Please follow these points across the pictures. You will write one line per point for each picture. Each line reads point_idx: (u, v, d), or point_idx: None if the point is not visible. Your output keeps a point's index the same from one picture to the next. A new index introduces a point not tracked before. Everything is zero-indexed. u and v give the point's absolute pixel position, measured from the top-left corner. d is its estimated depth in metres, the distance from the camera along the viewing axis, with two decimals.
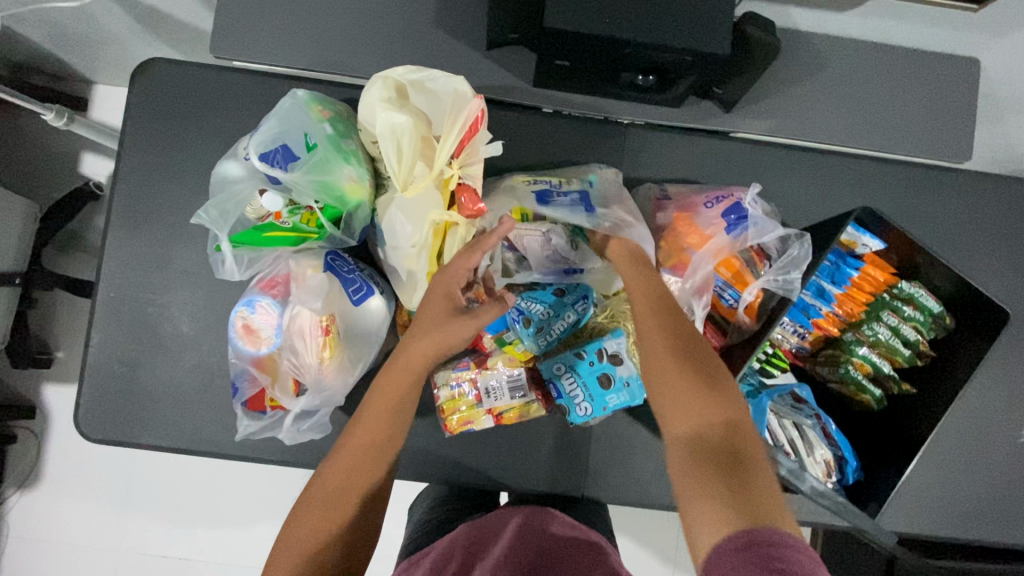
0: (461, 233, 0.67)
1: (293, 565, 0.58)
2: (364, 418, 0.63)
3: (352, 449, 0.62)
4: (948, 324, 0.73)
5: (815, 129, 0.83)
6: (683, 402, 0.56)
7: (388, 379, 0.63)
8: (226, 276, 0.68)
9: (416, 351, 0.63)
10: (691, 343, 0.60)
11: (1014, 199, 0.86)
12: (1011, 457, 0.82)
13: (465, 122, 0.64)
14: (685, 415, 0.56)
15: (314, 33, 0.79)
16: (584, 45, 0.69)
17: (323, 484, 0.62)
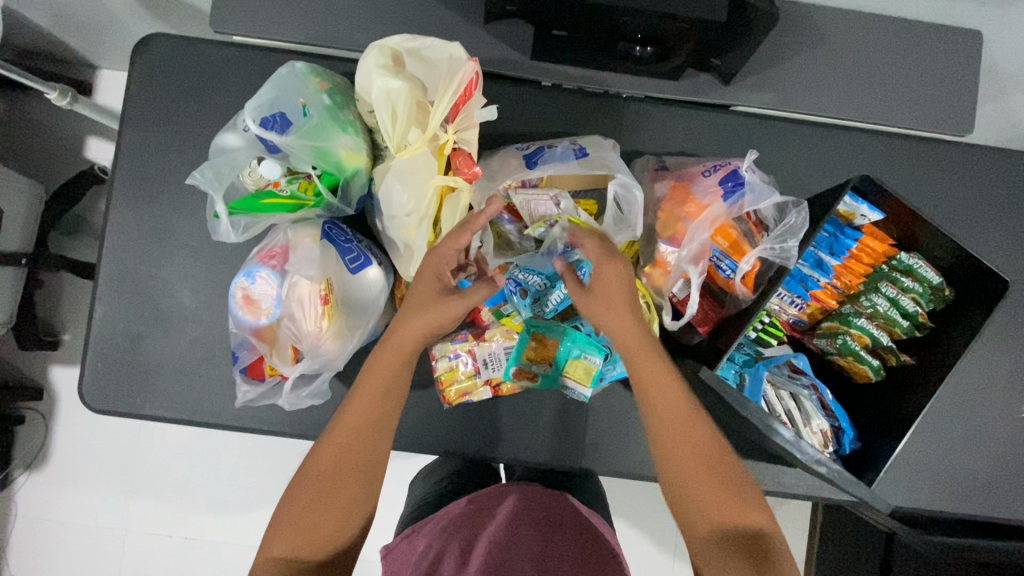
0: (459, 201, 0.66)
1: (291, 541, 0.60)
2: (356, 398, 0.64)
3: (344, 430, 0.63)
4: (948, 295, 0.73)
5: (815, 102, 0.82)
6: (701, 510, 0.61)
7: (379, 362, 0.65)
8: (222, 239, 0.68)
9: (408, 330, 0.64)
10: (687, 428, 0.63)
11: (1020, 173, 0.85)
12: (1010, 431, 0.82)
13: (461, 84, 0.61)
14: (700, 515, 0.61)
15: (308, 8, 0.79)
16: (580, 13, 0.68)
17: (315, 464, 0.63)
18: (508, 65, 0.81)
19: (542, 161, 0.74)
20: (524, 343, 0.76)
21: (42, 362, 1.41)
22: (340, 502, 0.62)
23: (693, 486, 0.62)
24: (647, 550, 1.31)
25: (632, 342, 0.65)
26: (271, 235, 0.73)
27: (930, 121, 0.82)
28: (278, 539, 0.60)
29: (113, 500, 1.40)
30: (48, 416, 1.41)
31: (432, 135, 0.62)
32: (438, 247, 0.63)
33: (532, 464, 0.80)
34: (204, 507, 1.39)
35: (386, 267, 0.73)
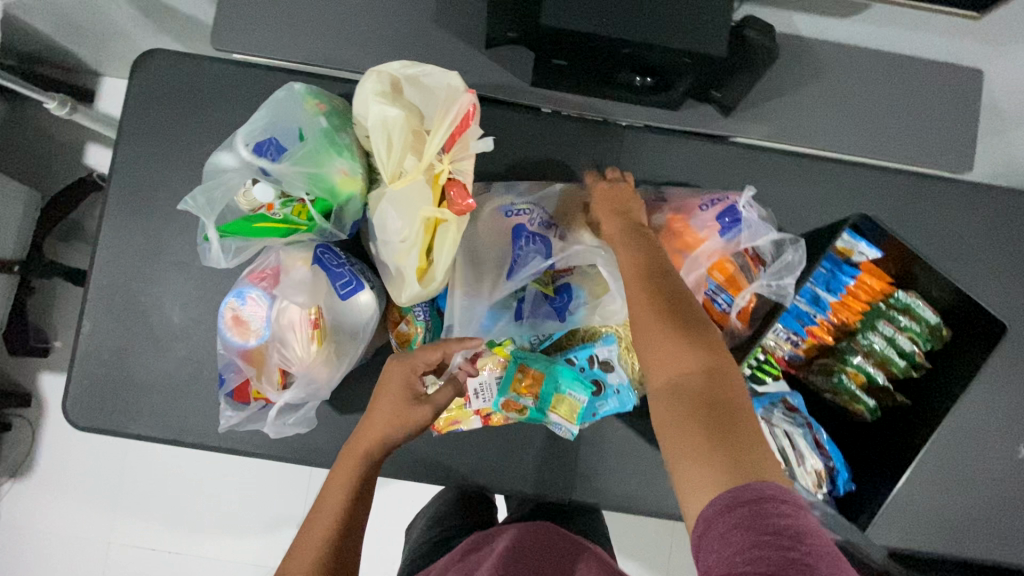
0: (456, 233, 0.63)
1: None
2: (331, 489, 0.65)
3: (319, 522, 0.63)
4: (944, 335, 0.72)
5: (812, 135, 0.82)
6: (666, 353, 0.56)
7: (348, 457, 0.67)
8: (212, 264, 0.66)
9: (374, 433, 0.67)
10: (661, 291, 0.59)
11: (1019, 210, 0.84)
12: (1005, 471, 0.81)
13: (458, 115, 0.61)
14: (666, 359, 0.56)
15: (312, 29, 0.79)
16: (582, 44, 0.69)
17: (293, 566, 0.61)
18: (509, 91, 0.82)
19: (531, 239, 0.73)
20: (510, 374, 0.73)
21: (33, 369, 1.40)
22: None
23: (660, 354, 0.56)
24: None
25: (620, 235, 0.67)
26: (262, 256, 0.72)
27: (931, 157, 0.82)
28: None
29: (96, 511, 1.38)
30: (36, 423, 1.40)
31: (428, 164, 0.61)
32: (414, 352, 0.68)
33: (521, 495, 0.79)
34: (189, 521, 1.37)
35: (378, 290, 0.72)
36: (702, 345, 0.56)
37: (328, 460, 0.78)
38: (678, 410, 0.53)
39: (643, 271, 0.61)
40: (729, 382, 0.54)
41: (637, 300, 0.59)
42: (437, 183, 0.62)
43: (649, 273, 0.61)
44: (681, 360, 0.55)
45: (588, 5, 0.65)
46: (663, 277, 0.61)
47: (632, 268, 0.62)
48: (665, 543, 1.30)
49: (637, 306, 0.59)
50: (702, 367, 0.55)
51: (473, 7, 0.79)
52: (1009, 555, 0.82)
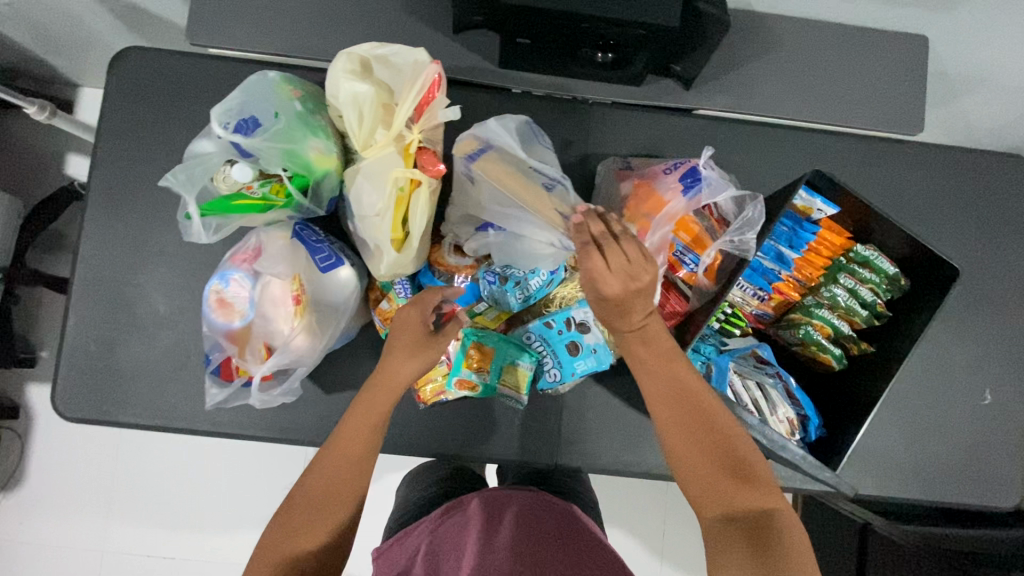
0: (427, 198, 0.65)
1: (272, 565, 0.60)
2: (348, 424, 0.67)
3: (335, 453, 0.66)
4: (904, 285, 0.76)
5: (770, 103, 0.86)
6: (703, 470, 0.63)
7: (371, 393, 0.67)
8: (193, 238, 0.68)
9: (398, 370, 0.67)
10: (697, 404, 0.65)
11: (967, 165, 0.89)
12: (964, 412, 0.86)
13: (423, 84, 0.63)
14: (713, 490, 0.62)
15: (285, 21, 0.82)
16: (543, 21, 0.72)
17: (307, 487, 0.64)
18: (479, 73, 0.85)
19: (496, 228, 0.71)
20: (465, 350, 0.76)
21: (20, 381, 1.40)
22: (332, 515, 0.63)
23: (697, 469, 0.63)
24: (632, 552, 1.31)
25: (634, 338, 0.65)
26: (244, 240, 0.74)
27: (883, 121, 0.86)
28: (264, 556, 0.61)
29: (89, 519, 1.37)
30: (25, 435, 1.39)
31: (398, 133, 0.64)
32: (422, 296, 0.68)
33: (509, 462, 0.81)
34: (184, 524, 1.37)
35: (358, 267, 0.74)
36: (738, 464, 0.63)
37: (318, 438, 0.80)
38: (725, 534, 0.61)
39: (685, 393, 0.65)
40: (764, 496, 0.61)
41: (670, 414, 0.65)
42: (408, 152, 0.64)
43: (684, 379, 0.65)
44: (729, 491, 0.62)
45: None
46: (705, 400, 0.65)
47: (669, 384, 0.65)
48: (658, 518, 1.32)
49: (682, 432, 0.64)
50: (737, 487, 0.62)
51: None
52: (976, 494, 0.86)
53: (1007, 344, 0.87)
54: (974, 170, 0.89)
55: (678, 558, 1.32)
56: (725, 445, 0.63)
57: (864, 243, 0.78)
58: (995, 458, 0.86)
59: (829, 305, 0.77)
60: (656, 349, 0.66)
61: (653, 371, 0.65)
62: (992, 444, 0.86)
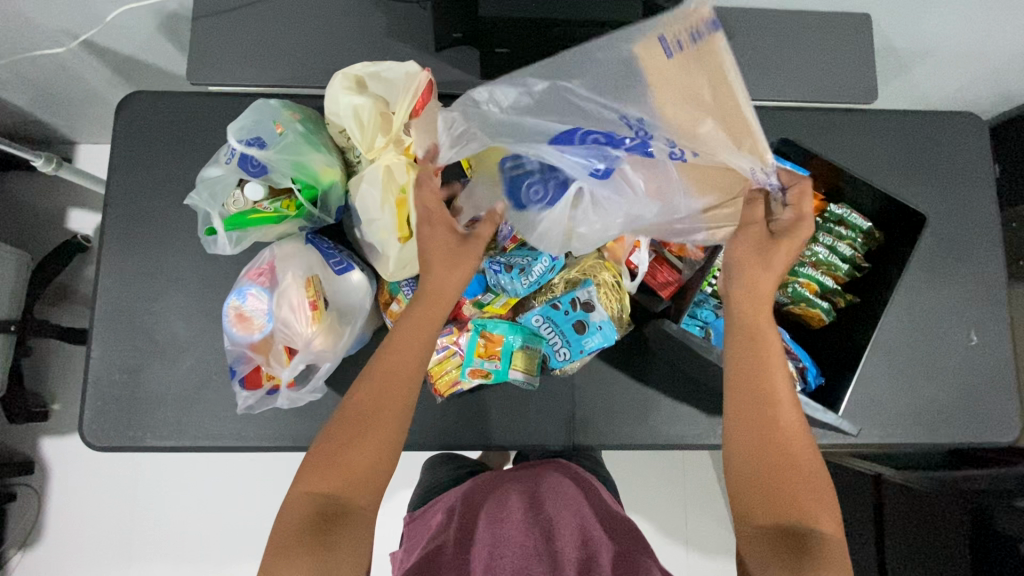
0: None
1: (326, 480, 0.64)
2: (396, 344, 0.67)
3: (384, 372, 0.67)
4: (879, 238, 0.82)
5: (735, 85, 0.92)
6: (772, 483, 0.63)
7: (426, 310, 0.68)
8: (220, 252, 0.73)
9: (443, 282, 0.67)
10: (785, 427, 0.65)
11: (922, 124, 0.95)
12: (950, 353, 0.91)
13: (417, 91, 0.69)
14: (761, 476, 0.64)
15: (279, 55, 0.89)
16: (519, 31, 0.80)
17: (354, 404, 0.67)
18: (464, 85, 0.91)
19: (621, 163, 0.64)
20: (474, 342, 0.79)
21: (34, 435, 1.40)
22: (389, 438, 0.66)
23: (767, 477, 0.63)
24: (656, 539, 1.32)
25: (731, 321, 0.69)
26: (258, 256, 0.78)
27: (840, 92, 0.93)
28: (308, 475, 0.64)
29: (110, 567, 1.36)
30: (41, 489, 1.39)
31: (398, 137, 0.70)
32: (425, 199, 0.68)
33: (529, 446, 0.84)
34: (205, 562, 1.36)
35: (369, 271, 0.78)
36: (808, 491, 0.62)
37: None
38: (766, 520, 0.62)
39: (756, 380, 0.66)
40: (819, 516, 0.61)
41: (760, 426, 0.65)
42: (408, 154, 0.70)
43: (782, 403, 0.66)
44: (778, 480, 0.63)
45: None
46: (775, 393, 0.66)
47: (744, 370, 0.67)
48: (678, 502, 1.34)
49: (749, 416, 0.66)
50: (799, 509, 0.62)
51: (421, 16, 0.89)
52: (976, 431, 0.90)
53: (984, 288, 0.92)
54: (929, 128, 0.95)
55: (701, 540, 1.33)
56: (783, 440, 0.65)
57: (836, 203, 0.84)
58: (989, 397, 0.90)
59: (811, 263, 0.82)
60: (751, 337, 0.67)
61: (748, 384, 0.66)
62: (982, 381, 0.91)
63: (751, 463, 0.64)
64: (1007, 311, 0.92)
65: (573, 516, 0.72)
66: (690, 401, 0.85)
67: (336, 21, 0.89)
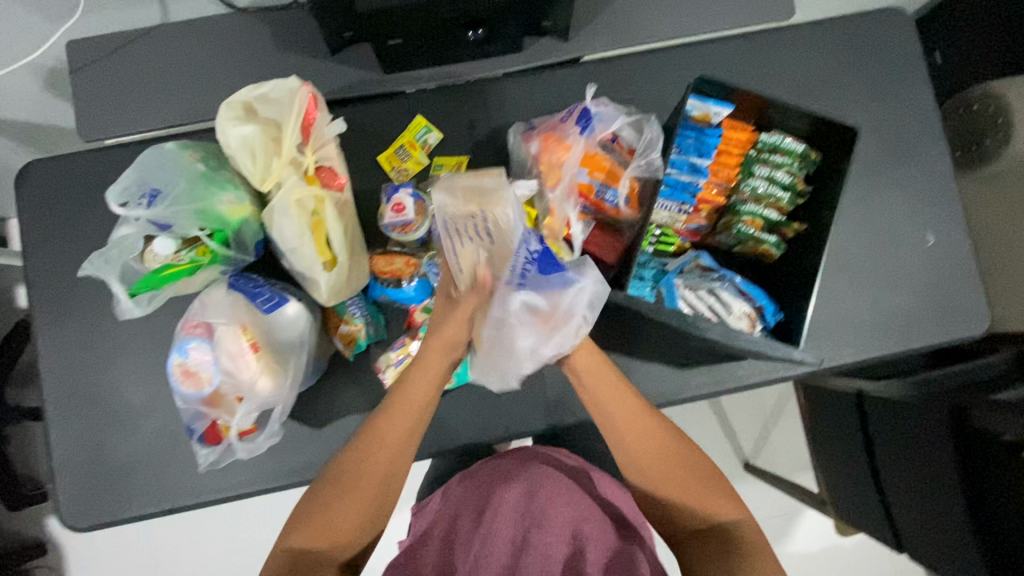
0: (335, 215, 0.66)
1: (334, 535, 0.71)
2: (386, 415, 0.72)
3: (383, 429, 0.72)
4: (815, 157, 0.80)
5: (643, 30, 0.90)
6: (687, 494, 0.75)
7: (403, 391, 0.72)
8: (126, 314, 0.71)
9: (427, 363, 0.72)
10: (674, 449, 0.76)
11: (843, 29, 0.92)
12: (906, 258, 0.90)
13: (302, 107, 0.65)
14: (688, 496, 0.75)
15: (179, 93, 0.86)
16: (405, 19, 0.75)
17: (357, 462, 0.72)
18: (370, 84, 0.89)
19: (561, 274, 0.65)
20: None
21: (40, 518, 1.40)
22: (382, 491, 0.73)
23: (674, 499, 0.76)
24: None
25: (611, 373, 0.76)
26: (190, 308, 0.75)
27: (750, 16, 0.91)
28: (303, 530, 0.71)
29: None
30: (59, 566, 1.39)
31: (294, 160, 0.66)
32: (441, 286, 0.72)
33: (507, 437, 0.84)
34: None
35: (306, 300, 0.76)
36: (707, 485, 0.75)
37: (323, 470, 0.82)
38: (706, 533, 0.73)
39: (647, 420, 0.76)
40: (730, 512, 0.74)
41: (661, 464, 0.76)
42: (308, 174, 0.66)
43: (652, 433, 0.76)
44: (709, 503, 0.75)
45: None
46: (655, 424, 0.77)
47: (644, 416, 0.76)
48: None
49: (657, 450, 0.76)
50: (708, 506, 0.75)
51: (310, 23, 0.87)
52: (945, 330, 0.90)
53: (932, 186, 0.91)
54: (850, 32, 0.92)
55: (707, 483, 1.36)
56: (688, 461, 0.77)
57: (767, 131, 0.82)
58: (955, 293, 0.90)
59: (753, 197, 0.81)
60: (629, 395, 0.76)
61: (637, 420, 0.76)
62: (943, 278, 0.90)
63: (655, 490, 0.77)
64: (958, 204, 0.91)
65: (562, 504, 0.74)
66: (659, 360, 0.85)
67: (227, 47, 0.87)
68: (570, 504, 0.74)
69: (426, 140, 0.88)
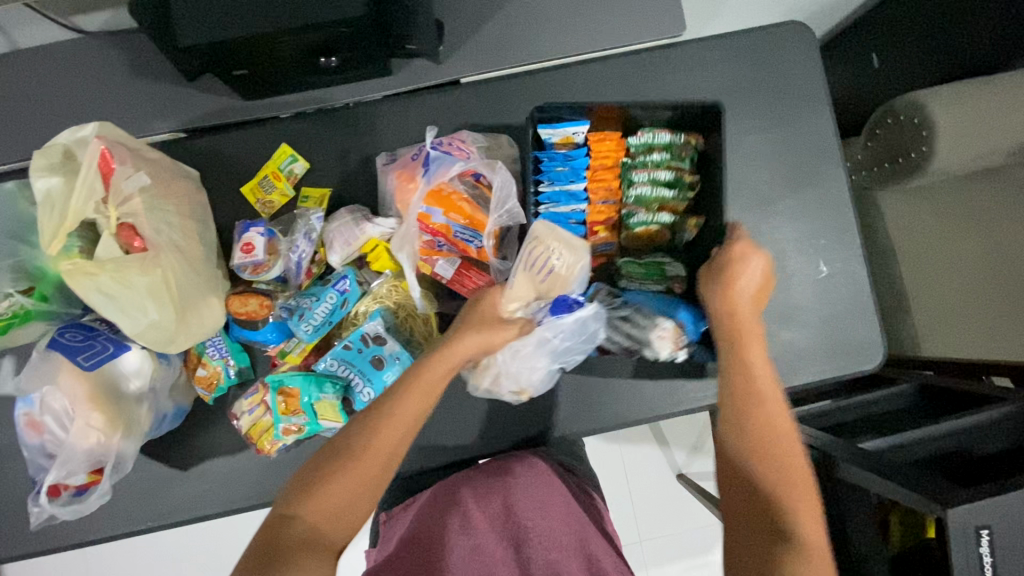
0: (133, 276, 0.62)
1: (325, 511, 0.59)
2: (418, 386, 0.64)
3: (409, 407, 0.63)
4: (693, 144, 0.80)
5: (523, 52, 0.85)
6: (778, 493, 0.61)
7: (434, 363, 0.65)
8: None
9: (466, 343, 0.67)
10: (786, 445, 0.64)
11: (740, 44, 0.86)
12: (803, 290, 0.86)
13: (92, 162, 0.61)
14: (777, 496, 0.61)
15: (35, 127, 0.83)
16: (242, 52, 0.70)
17: (375, 433, 0.62)
18: (235, 111, 0.85)
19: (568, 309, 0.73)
20: (273, 399, 0.73)
21: None
22: (386, 473, 0.62)
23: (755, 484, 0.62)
24: None
25: (738, 339, 0.69)
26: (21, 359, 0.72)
27: (637, 35, 0.86)
28: (306, 503, 0.59)
29: None
30: None
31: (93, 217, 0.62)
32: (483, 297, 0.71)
33: None
34: None
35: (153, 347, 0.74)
36: (798, 494, 0.61)
37: (191, 512, 0.80)
38: (764, 537, 0.59)
39: (767, 409, 0.66)
40: (807, 531, 0.59)
41: (771, 456, 0.64)
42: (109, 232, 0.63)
43: (786, 428, 0.66)
44: (796, 503, 0.61)
45: (218, 16, 0.66)
46: (774, 416, 0.66)
47: (762, 403, 0.66)
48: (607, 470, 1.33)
49: (765, 435, 0.65)
50: (787, 507, 0.60)
51: None
52: (841, 364, 0.86)
53: (831, 213, 0.87)
54: (748, 48, 0.86)
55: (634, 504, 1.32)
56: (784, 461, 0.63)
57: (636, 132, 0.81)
58: (852, 325, 0.86)
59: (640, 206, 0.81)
60: (767, 369, 0.67)
61: (740, 401, 0.66)
62: (840, 310, 0.86)
63: (743, 470, 0.64)
64: (858, 232, 0.87)
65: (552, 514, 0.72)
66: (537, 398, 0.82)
67: (83, 75, 0.83)
68: (558, 515, 0.73)
69: (292, 170, 0.83)
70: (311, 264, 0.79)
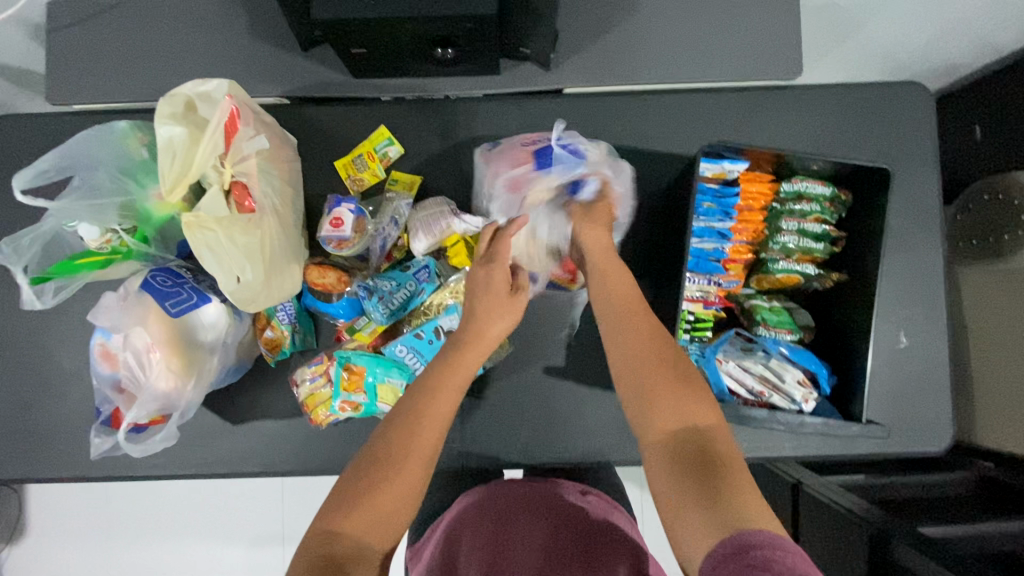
0: (240, 235, 0.64)
1: (371, 521, 0.56)
2: (434, 394, 0.64)
3: (431, 412, 0.63)
4: (845, 200, 0.76)
5: (632, 71, 0.85)
6: (677, 406, 0.58)
7: (451, 363, 0.66)
8: (27, 307, 0.70)
9: (493, 331, 0.69)
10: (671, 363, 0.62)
11: (855, 98, 0.84)
12: (877, 358, 0.83)
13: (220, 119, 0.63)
14: (672, 404, 0.58)
15: (152, 72, 0.85)
16: (366, 31, 0.71)
17: (401, 437, 0.61)
18: (340, 86, 0.86)
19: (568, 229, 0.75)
20: (337, 374, 0.74)
21: None
22: (425, 477, 0.61)
23: (646, 410, 0.60)
24: None
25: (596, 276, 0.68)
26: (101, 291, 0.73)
27: (751, 71, 0.84)
28: (332, 510, 0.57)
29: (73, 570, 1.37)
30: None
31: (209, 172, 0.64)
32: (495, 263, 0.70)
33: None
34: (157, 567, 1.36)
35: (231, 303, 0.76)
36: (687, 381, 0.59)
37: (236, 467, 0.81)
38: (671, 458, 0.56)
39: (652, 338, 0.63)
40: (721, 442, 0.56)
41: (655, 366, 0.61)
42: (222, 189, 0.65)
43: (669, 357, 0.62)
44: (694, 405, 0.58)
45: None
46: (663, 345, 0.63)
47: (639, 324, 0.64)
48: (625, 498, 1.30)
49: (645, 351, 0.62)
50: (679, 394, 0.59)
51: None
52: (907, 439, 0.82)
53: (920, 284, 0.84)
54: (862, 102, 0.84)
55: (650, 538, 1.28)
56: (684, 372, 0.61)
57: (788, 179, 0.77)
58: (923, 402, 0.83)
59: (783, 254, 0.78)
60: (608, 303, 0.66)
61: (624, 316, 0.64)
62: (913, 384, 0.83)
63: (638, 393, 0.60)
64: (944, 307, 0.84)
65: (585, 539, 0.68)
66: (590, 418, 0.81)
67: (206, 29, 0.85)
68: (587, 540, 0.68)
69: (385, 153, 0.84)
70: (393, 248, 0.81)
